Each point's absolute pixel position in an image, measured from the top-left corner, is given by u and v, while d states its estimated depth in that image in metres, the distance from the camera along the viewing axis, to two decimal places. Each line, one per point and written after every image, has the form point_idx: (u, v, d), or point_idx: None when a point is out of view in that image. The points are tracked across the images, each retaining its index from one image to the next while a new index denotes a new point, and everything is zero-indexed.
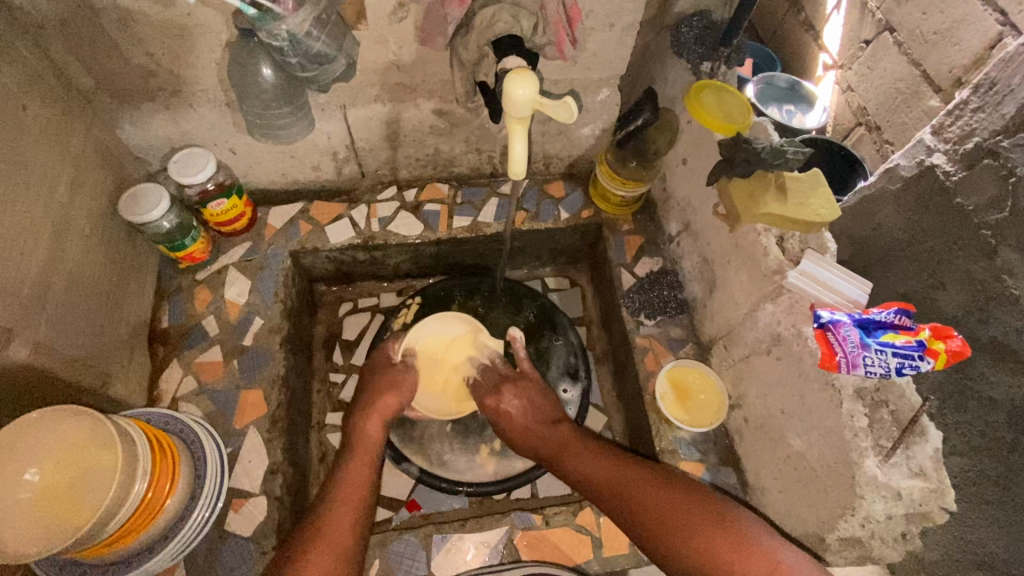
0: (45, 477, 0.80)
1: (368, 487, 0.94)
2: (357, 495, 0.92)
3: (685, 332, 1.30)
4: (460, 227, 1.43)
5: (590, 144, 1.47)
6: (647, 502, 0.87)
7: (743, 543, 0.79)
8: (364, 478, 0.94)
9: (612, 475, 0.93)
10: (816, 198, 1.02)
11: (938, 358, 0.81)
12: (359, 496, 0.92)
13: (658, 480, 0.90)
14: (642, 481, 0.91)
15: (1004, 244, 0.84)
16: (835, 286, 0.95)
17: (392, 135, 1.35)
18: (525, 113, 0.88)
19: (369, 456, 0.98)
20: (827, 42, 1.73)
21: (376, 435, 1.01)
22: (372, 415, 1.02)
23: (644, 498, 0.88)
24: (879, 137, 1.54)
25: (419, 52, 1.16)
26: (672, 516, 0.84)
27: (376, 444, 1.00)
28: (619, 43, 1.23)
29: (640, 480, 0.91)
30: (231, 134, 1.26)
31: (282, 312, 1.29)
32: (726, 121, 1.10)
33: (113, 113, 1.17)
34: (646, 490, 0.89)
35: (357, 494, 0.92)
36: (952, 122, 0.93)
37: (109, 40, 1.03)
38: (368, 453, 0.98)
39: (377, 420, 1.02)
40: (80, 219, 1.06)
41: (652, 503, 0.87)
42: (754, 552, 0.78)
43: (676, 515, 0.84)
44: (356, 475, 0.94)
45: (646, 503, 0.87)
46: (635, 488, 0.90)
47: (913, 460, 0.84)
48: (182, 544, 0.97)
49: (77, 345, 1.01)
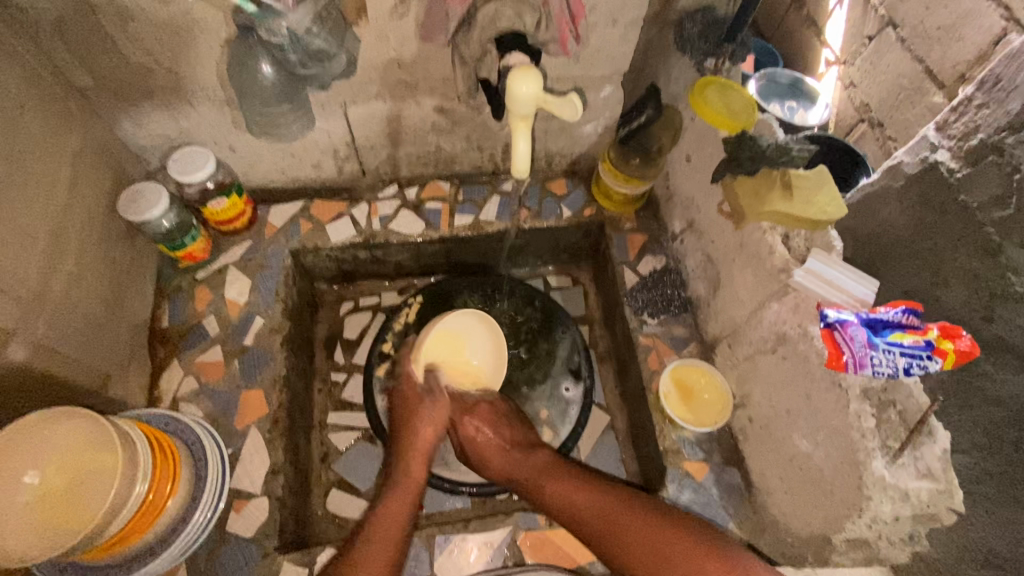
0: (44, 481, 0.78)
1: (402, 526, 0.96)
2: (394, 535, 0.94)
3: (689, 331, 1.29)
4: (461, 225, 1.42)
5: (593, 142, 1.46)
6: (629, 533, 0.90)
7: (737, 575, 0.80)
8: (400, 516, 0.97)
9: (595, 505, 0.96)
10: (822, 196, 0.99)
11: (946, 357, 0.80)
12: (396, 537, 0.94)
13: (638, 507, 0.94)
14: (624, 510, 0.94)
15: (1009, 242, 0.83)
16: (842, 286, 0.93)
17: (393, 133, 1.34)
18: (528, 111, 0.87)
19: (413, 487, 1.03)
20: (830, 38, 1.72)
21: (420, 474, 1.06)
22: (413, 454, 1.07)
23: (627, 529, 0.91)
24: (882, 134, 1.53)
25: (420, 48, 1.14)
26: (657, 544, 0.87)
27: (420, 477, 1.06)
28: (622, 39, 1.22)
29: (619, 509, 0.94)
30: (231, 132, 1.25)
31: (283, 311, 1.28)
32: (730, 117, 1.10)
33: (111, 111, 1.16)
34: (627, 518, 0.93)
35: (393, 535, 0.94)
36: (957, 118, 0.92)
37: (107, 37, 1.02)
38: (411, 489, 1.03)
39: (419, 466, 1.06)
40: (79, 218, 1.05)
41: (634, 533, 0.90)
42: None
43: (658, 542, 0.87)
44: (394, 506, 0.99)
45: (629, 534, 0.90)
46: (615, 516, 0.93)
47: (920, 461, 0.82)
48: (183, 545, 0.96)
49: (77, 346, 1.01)
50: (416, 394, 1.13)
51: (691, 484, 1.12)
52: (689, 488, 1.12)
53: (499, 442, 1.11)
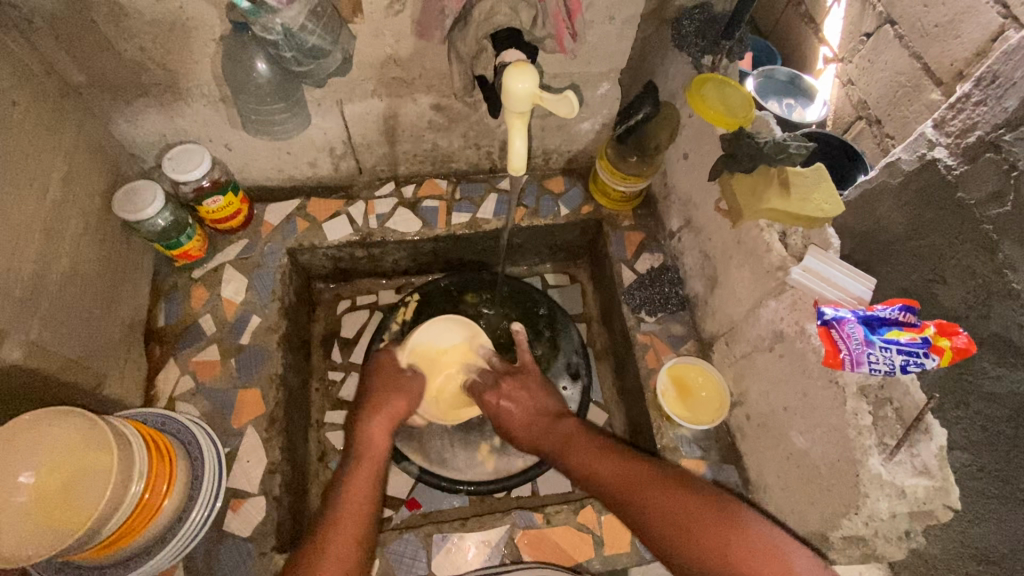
0: (39, 480, 0.78)
1: (369, 497, 0.90)
2: (361, 509, 0.88)
3: (686, 329, 1.29)
4: (459, 223, 1.42)
5: (591, 139, 1.46)
6: (649, 501, 0.84)
7: (768, 554, 0.74)
8: (363, 487, 0.90)
9: (617, 471, 0.90)
10: (819, 193, 1.00)
11: (943, 354, 0.79)
12: (361, 510, 0.88)
13: (660, 475, 0.87)
14: (645, 476, 0.88)
15: (1006, 239, 0.84)
16: (838, 283, 0.94)
17: (389, 130, 1.33)
18: (524, 108, 0.86)
19: (376, 458, 0.95)
20: (828, 35, 1.72)
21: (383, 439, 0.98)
22: (379, 418, 1.01)
23: (647, 494, 0.85)
24: (880, 131, 1.53)
25: (417, 45, 1.14)
26: (672, 511, 0.82)
27: (383, 446, 0.97)
28: (619, 36, 1.21)
29: (642, 477, 0.88)
30: (226, 130, 1.24)
31: (279, 310, 1.28)
32: (727, 115, 1.09)
33: (105, 109, 1.15)
34: (651, 487, 0.86)
35: (360, 504, 0.88)
36: (954, 116, 0.92)
37: (101, 34, 1.02)
38: (376, 459, 0.95)
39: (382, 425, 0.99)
40: (73, 217, 1.04)
41: (655, 498, 0.84)
42: (771, 555, 0.74)
43: (672, 509, 0.82)
44: (356, 479, 0.91)
45: (650, 500, 0.84)
46: (634, 481, 0.87)
47: (917, 458, 0.83)
48: (181, 544, 0.96)
49: (72, 345, 1.00)
50: (394, 372, 1.10)
51: None
52: None
53: (524, 411, 1.07)
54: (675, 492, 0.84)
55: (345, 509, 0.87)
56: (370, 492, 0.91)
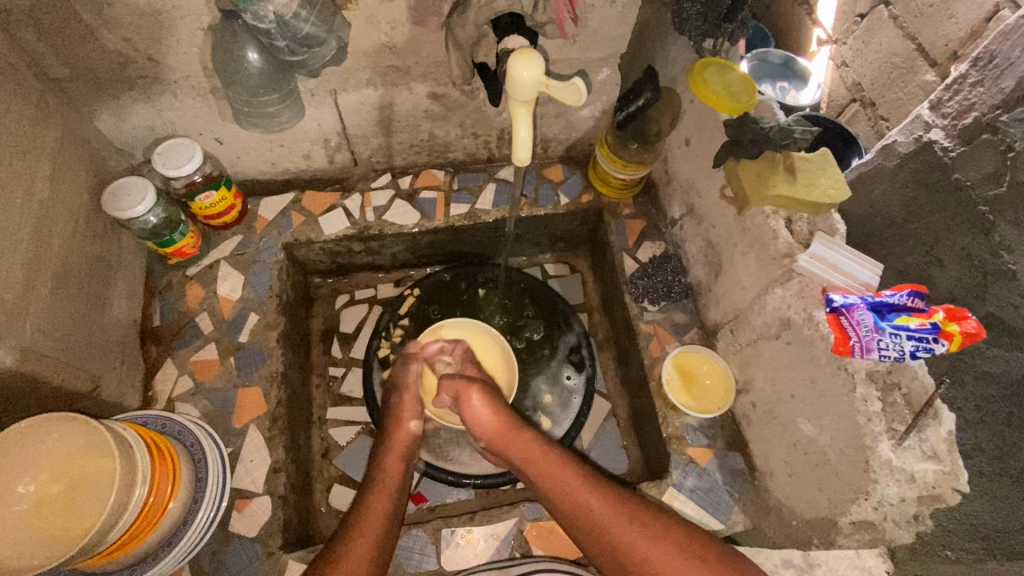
0: (39, 489, 0.77)
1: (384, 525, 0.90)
2: (375, 529, 0.89)
3: (689, 317, 1.29)
4: (457, 215, 1.39)
5: (590, 127, 1.44)
6: (644, 550, 0.84)
7: None
8: (381, 513, 0.91)
9: (619, 514, 0.88)
10: (825, 178, 1.00)
11: (952, 339, 0.79)
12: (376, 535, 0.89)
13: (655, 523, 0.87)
14: (607, 505, 0.89)
15: (1002, 219, 0.84)
16: (846, 269, 0.94)
17: (384, 120, 1.30)
18: (529, 96, 0.84)
19: (394, 487, 0.96)
20: (822, 17, 1.71)
21: (398, 467, 0.99)
22: (395, 450, 1.01)
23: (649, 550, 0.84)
24: (874, 114, 1.52)
25: (412, 32, 1.11)
26: (642, 549, 0.84)
27: (398, 474, 0.98)
28: (620, 20, 1.19)
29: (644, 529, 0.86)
30: (217, 122, 1.20)
31: (277, 306, 1.26)
32: (729, 99, 1.09)
33: (91, 103, 1.12)
34: (653, 541, 0.84)
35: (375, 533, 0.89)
36: (950, 97, 0.90)
37: (81, 23, 0.97)
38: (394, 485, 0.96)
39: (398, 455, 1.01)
40: (60, 215, 1.01)
41: (647, 547, 0.84)
42: None
43: (660, 560, 0.83)
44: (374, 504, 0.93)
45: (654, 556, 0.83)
46: (630, 530, 0.86)
47: (926, 443, 0.84)
48: (188, 545, 0.95)
49: (66, 349, 0.97)
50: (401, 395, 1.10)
51: (695, 471, 1.13)
52: (693, 474, 1.12)
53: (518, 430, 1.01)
54: (642, 530, 0.86)
55: (364, 535, 0.88)
56: (386, 517, 0.91)
